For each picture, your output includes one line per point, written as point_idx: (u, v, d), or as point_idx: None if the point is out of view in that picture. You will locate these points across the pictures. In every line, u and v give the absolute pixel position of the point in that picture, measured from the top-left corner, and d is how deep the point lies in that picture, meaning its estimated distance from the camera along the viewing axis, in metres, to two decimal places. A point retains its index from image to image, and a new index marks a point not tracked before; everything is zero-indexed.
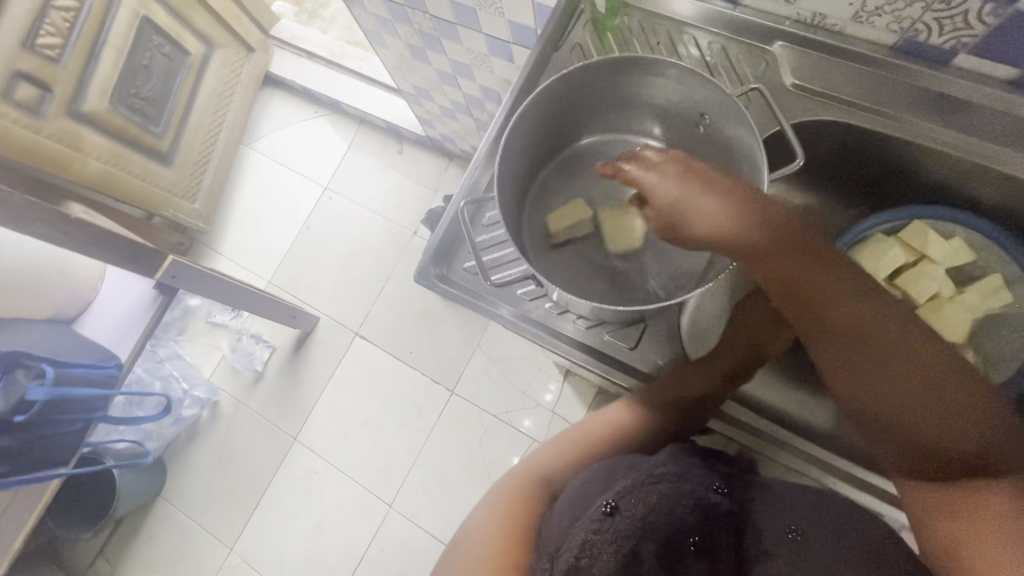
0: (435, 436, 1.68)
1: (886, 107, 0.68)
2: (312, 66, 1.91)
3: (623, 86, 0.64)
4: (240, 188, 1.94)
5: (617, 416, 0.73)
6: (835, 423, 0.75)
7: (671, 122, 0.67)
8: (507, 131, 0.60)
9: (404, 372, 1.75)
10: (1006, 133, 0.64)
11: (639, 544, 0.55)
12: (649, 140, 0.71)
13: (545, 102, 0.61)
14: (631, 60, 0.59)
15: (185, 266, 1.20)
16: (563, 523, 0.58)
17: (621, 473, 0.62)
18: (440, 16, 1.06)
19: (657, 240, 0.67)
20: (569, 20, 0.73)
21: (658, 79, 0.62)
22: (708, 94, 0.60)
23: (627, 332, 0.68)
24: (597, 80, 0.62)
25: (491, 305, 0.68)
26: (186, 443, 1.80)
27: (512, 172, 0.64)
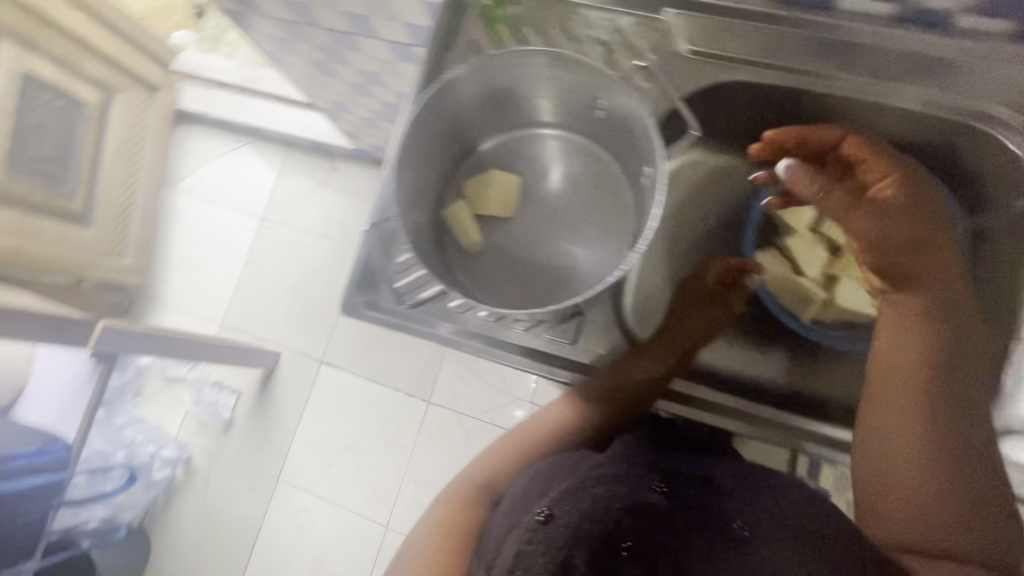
0: (418, 449, 1.66)
1: (779, 58, 0.67)
2: (225, 96, 1.81)
3: (508, 81, 0.61)
4: (172, 234, 1.84)
5: (562, 413, 0.72)
6: (786, 374, 0.76)
7: (568, 107, 0.63)
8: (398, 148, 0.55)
9: (377, 392, 1.71)
10: (898, 68, 0.65)
11: (570, 553, 0.52)
12: (545, 129, 0.68)
13: (424, 122, 0.56)
14: (511, 56, 0.56)
15: (120, 330, 1.14)
16: (499, 531, 0.56)
17: (560, 477, 0.60)
18: (334, 29, 1.02)
19: (576, 231, 0.65)
20: (457, 17, 0.71)
21: (540, 68, 0.58)
22: (592, 76, 0.57)
23: (566, 327, 0.69)
24: (476, 82, 0.58)
25: (428, 327, 0.67)
26: (164, 508, 1.71)
27: (414, 187, 0.60)
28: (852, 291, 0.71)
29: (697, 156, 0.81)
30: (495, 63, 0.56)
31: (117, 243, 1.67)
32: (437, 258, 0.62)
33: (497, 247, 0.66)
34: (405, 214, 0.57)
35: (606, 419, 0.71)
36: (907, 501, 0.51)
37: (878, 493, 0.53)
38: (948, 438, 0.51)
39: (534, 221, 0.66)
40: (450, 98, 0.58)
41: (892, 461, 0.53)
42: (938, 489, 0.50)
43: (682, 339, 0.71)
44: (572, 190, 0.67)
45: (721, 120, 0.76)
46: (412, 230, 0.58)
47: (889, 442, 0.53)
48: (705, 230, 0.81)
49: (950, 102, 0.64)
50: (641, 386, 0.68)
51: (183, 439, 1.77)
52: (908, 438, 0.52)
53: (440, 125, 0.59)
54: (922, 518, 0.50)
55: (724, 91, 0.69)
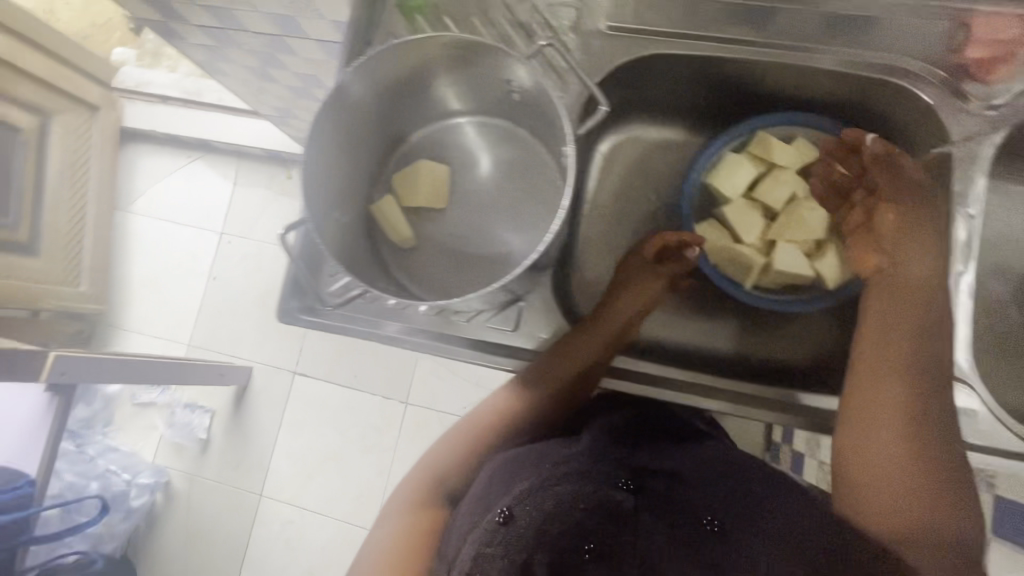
0: (400, 450, 1.62)
1: (701, 30, 0.67)
2: (170, 111, 1.74)
3: (411, 73, 0.58)
4: (128, 255, 1.79)
5: (508, 400, 0.68)
6: (736, 341, 0.78)
7: (481, 92, 0.62)
8: (304, 156, 0.52)
9: (354, 398, 1.66)
10: (817, 29, 0.65)
11: (531, 556, 0.52)
12: (458, 116, 0.66)
13: (329, 126, 0.54)
14: (403, 48, 0.53)
15: (74, 359, 1.11)
16: (459, 531, 0.56)
17: (524, 471, 0.58)
18: (264, 32, 1.00)
19: (510, 216, 0.64)
20: (374, 10, 0.70)
21: (445, 56, 0.56)
22: (500, 60, 0.55)
23: (506, 316, 0.69)
24: (380, 77, 0.55)
25: (369, 328, 0.66)
26: (148, 535, 1.67)
27: (333, 192, 0.57)
28: (789, 255, 0.70)
29: (635, 133, 0.81)
30: (395, 55, 0.54)
31: (70, 271, 1.62)
32: (366, 261, 0.61)
33: (433, 240, 0.65)
34: (323, 223, 0.55)
35: (553, 403, 0.68)
36: (879, 480, 0.52)
37: (858, 483, 0.53)
38: (927, 421, 0.52)
39: (462, 212, 0.65)
40: (355, 97, 0.55)
41: (878, 452, 0.52)
42: (910, 473, 0.51)
43: (627, 315, 0.70)
44: (498, 177, 0.66)
45: (651, 95, 0.76)
46: (332, 237, 0.56)
47: (872, 433, 0.53)
48: (646, 206, 0.81)
49: (866, 58, 0.64)
50: (586, 367, 0.67)
51: (160, 464, 1.70)
52: (893, 425, 0.52)
53: (350, 125, 0.57)
54: (892, 503, 0.51)
55: (646, 65, 0.69)
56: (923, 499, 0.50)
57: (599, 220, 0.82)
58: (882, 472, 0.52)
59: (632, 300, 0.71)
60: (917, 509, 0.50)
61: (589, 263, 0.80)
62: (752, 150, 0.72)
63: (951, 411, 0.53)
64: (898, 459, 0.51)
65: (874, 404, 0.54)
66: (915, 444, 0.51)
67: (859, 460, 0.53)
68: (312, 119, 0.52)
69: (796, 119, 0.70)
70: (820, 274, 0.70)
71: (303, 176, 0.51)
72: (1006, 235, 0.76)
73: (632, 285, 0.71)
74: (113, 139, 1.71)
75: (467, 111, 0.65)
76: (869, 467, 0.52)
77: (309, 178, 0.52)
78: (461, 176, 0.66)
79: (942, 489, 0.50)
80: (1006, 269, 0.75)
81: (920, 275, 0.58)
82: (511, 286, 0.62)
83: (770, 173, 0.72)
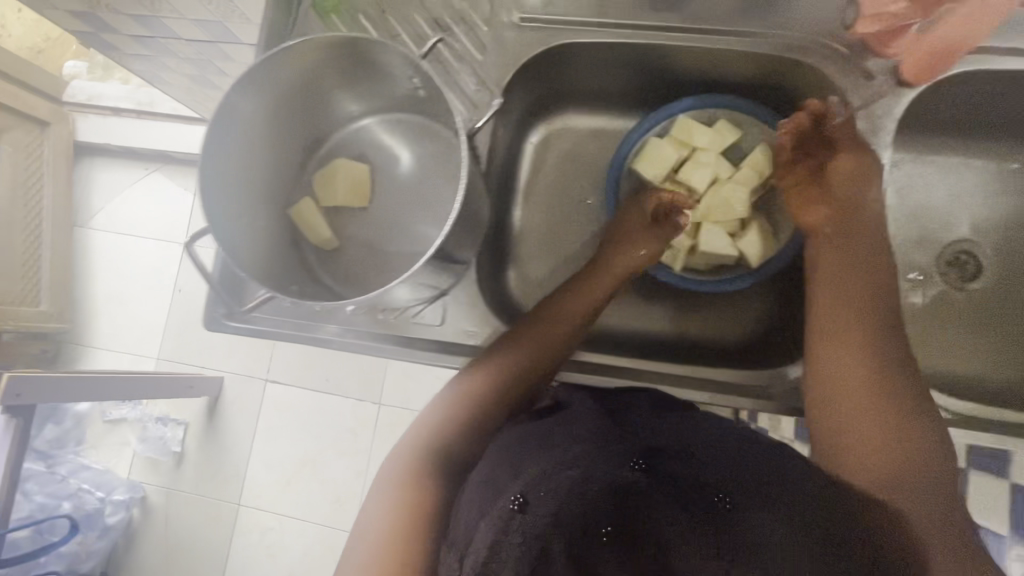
0: (376, 451, 1.57)
1: (611, 16, 0.67)
2: (125, 124, 1.65)
3: (305, 81, 0.57)
4: (92, 273, 1.71)
5: (475, 386, 0.62)
6: (672, 323, 0.80)
7: (382, 92, 0.62)
8: (205, 171, 0.51)
9: (327, 402, 1.60)
10: (726, 11, 0.65)
11: (548, 542, 0.46)
12: (358, 118, 0.65)
13: (226, 143, 0.53)
14: (286, 55, 0.52)
15: (29, 379, 1.09)
16: (464, 515, 0.51)
17: (528, 455, 0.54)
18: (196, 39, 0.99)
19: (428, 211, 0.64)
20: (289, 13, 0.69)
21: (338, 61, 0.56)
22: (392, 59, 0.55)
23: (434, 310, 0.67)
24: (273, 88, 0.55)
25: (301, 333, 0.66)
26: (127, 552, 1.61)
27: (242, 202, 0.57)
28: (715, 237, 0.71)
29: (565, 120, 0.82)
30: (282, 64, 0.53)
31: (29, 290, 1.57)
32: (287, 271, 0.61)
33: (356, 238, 0.65)
34: (234, 236, 0.54)
35: (519, 387, 0.63)
36: (859, 431, 0.53)
37: (843, 439, 0.54)
38: (886, 368, 0.55)
39: (380, 212, 0.65)
40: (251, 111, 0.55)
41: (862, 420, 0.53)
42: (885, 418, 0.53)
43: (586, 299, 0.69)
44: (415, 173, 0.65)
45: (576, 82, 0.76)
46: (246, 247, 0.56)
47: (845, 391, 0.55)
48: (580, 193, 0.82)
49: (775, 38, 0.65)
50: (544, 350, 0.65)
51: (135, 480, 1.64)
52: (856, 377, 0.55)
53: (250, 138, 0.56)
54: (878, 450, 0.51)
55: (560, 54, 0.70)
56: (910, 447, 0.51)
57: (535, 209, 0.82)
58: (861, 421, 0.53)
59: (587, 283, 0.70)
60: (903, 452, 0.51)
61: (527, 255, 0.81)
62: (676, 136, 0.73)
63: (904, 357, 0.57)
64: (870, 407, 0.53)
65: (837, 360, 0.57)
66: (881, 392, 0.54)
67: (840, 432, 0.54)
68: (207, 134, 0.51)
69: (712, 102, 0.71)
70: (744, 253, 0.71)
71: (203, 192, 0.51)
72: (926, 202, 0.78)
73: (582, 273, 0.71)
74: (66, 153, 1.65)
75: (364, 113, 0.65)
76: (847, 420, 0.54)
77: (209, 198, 0.52)
78: (375, 176, 0.66)
79: (917, 431, 0.52)
80: (928, 236, 0.77)
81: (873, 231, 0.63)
82: (433, 282, 0.62)
83: (691, 157, 0.73)
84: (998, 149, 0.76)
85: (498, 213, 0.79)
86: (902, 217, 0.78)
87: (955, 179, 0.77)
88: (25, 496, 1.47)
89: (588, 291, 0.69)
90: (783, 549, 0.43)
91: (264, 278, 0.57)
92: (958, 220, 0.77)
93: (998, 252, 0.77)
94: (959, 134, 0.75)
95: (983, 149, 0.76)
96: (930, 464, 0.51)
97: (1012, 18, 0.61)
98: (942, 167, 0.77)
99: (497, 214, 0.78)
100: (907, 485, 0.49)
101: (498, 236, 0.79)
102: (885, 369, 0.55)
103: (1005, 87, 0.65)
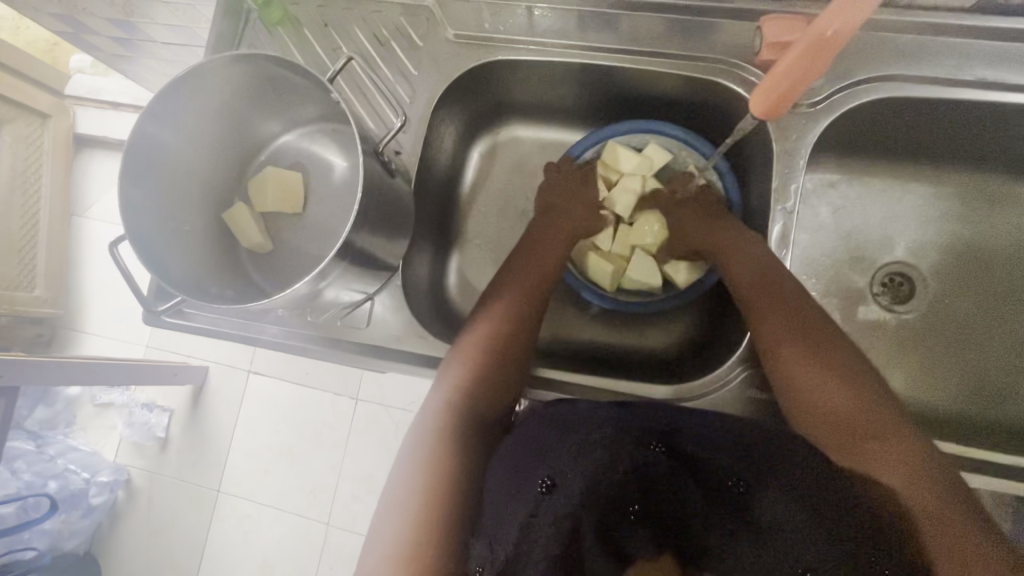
0: (351, 445, 1.44)
1: (542, 32, 0.69)
2: (125, 119, 1.59)
3: (224, 102, 0.61)
4: (87, 261, 1.62)
5: (467, 363, 0.63)
6: (607, 333, 0.82)
7: (298, 111, 0.66)
8: (126, 188, 0.55)
9: (307, 395, 1.47)
10: (651, 33, 0.67)
11: (577, 521, 0.48)
12: (281, 135, 0.69)
13: (148, 170, 0.57)
14: (197, 77, 0.55)
15: (12, 362, 1.05)
16: (497, 504, 0.53)
17: (553, 439, 0.55)
18: (169, 41, 1.04)
19: (346, 217, 0.67)
20: (238, 23, 0.72)
21: (252, 84, 0.59)
22: (297, 81, 0.59)
23: (356, 317, 0.69)
24: (189, 112, 0.58)
25: (241, 333, 0.69)
26: (111, 530, 1.52)
27: (166, 213, 0.60)
28: (641, 264, 0.75)
29: (510, 133, 0.84)
30: (198, 88, 0.56)
31: (24, 276, 1.50)
32: (218, 276, 0.63)
33: (290, 242, 0.68)
34: (158, 244, 0.58)
35: (501, 373, 0.63)
36: (827, 412, 0.55)
37: (816, 420, 0.55)
38: (823, 347, 0.57)
39: (306, 221, 0.68)
40: (169, 132, 0.58)
41: (826, 392, 0.55)
42: (844, 393, 0.54)
43: (536, 279, 0.69)
44: (337, 183, 0.69)
45: (517, 96, 0.78)
46: (172, 253, 0.59)
47: (806, 381, 0.56)
48: (523, 202, 0.84)
49: (695, 60, 0.66)
50: (522, 328, 0.66)
51: (121, 462, 1.56)
52: (807, 368, 0.56)
53: (174, 163, 0.61)
54: (849, 423, 0.54)
55: (494, 69, 0.72)
56: (872, 408, 0.54)
57: (480, 217, 0.84)
58: (824, 403, 0.55)
59: (543, 261, 0.71)
60: (870, 416, 0.53)
61: (470, 260, 0.83)
62: (604, 161, 0.75)
63: (832, 327, 0.59)
64: (829, 387, 0.55)
65: (785, 357, 0.57)
66: (830, 369, 0.56)
67: (814, 418, 0.55)
68: (127, 153, 0.54)
69: (641, 126, 0.73)
70: (672, 276, 0.74)
71: (121, 205, 0.54)
72: (863, 224, 0.78)
73: (535, 250, 0.72)
74: (68, 145, 1.59)
75: (286, 130, 0.68)
76: (813, 406, 0.55)
77: (133, 216, 0.55)
78: (306, 185, 0.69)
79: (872, 392, 0.54)
80: (866, 256, 0.78)
81: (756, 253, 0.64)
82: (360, 287, 0.64)
83: (620, 184, 0.75)
84: (933, 174, 0.76)
85: (439, 221, 0.81)
86: (839, 238, 0.78)
87: (891, 202, 0.78)
88: (12, 473, 1.40)
89: (531, 281, 0.69)
90: (789, 529, 0.47)
91: (193, 282, 0.60)
92: (895, 243, 0.78)
93: (934, 275, 0.77)
94: (892, 158, 0.76)
95: (918, 173, 0.77)
96: (894, 417, 0.53)
97: (930, 47, 0.62)
98: (878, 189, 0.78)
99: (438, 224, 0.80)
100: (885, 445, 0.52)
101: (439, 241, 0.81)
102: (826, 348, 0.57)
103: (927, 114, 0.66)
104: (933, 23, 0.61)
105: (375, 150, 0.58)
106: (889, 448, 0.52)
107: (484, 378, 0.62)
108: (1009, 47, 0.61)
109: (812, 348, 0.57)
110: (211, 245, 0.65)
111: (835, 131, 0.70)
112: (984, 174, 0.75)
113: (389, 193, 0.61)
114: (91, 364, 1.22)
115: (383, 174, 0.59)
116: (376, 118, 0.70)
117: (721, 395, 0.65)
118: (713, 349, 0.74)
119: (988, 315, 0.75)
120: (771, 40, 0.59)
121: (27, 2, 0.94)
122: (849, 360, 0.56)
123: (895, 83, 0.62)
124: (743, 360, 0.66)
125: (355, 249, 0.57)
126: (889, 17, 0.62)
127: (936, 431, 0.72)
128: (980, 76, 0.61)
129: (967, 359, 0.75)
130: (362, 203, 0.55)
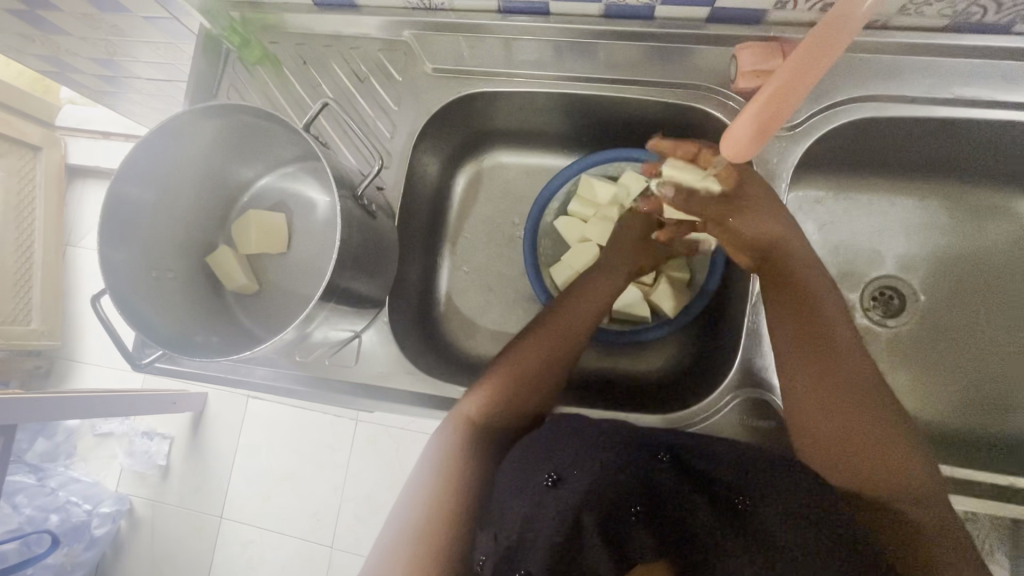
0: (352, 466, 1.43)
1: (519, 67, 0.69)
2: (116, 148, 1.58)
3: (194, 155, 0.60)
4: (82, 291, 1.60)
5: (498, 387, 0.60)
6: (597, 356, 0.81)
7: (274, 154, 0.66)
8: (111, 253, 0.56)
9: (307, 418, 1.47)
10: (629, 60, 0.66)
11: (580, 514, 0.48)
12: (259, 178, 0.69)
13: (127, 229, 0.58)
14: (161, 133, 0.54)
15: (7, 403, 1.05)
16: (504, 495, 0.53)
17: (568, 441, 0.54)
18: (149, 73, 1.03)
19: (325, 256, 0.67)
20: (218, 64, 0.73)
21: (222, 134, 0.59)
22: (271, 127, 0.59)
23: (345, 352, 0.69)
24: (159, 173, 0.59)
25: (229, 376, 0.69)
26: (115, 560, 1.51)
27: (145, 264, 0.60)
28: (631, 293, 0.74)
29: (495, 159, 0.83)
30: (161, 149, 0.56)
31: (21, 309, 1.48)
32: (202, 323, 0.63)
33: (275, 283, 0.68)
34: (145, 302, 0.58)
35: (528, 400, 0.62)
36: (843, 437, 0.52)
37: (827, 447, 0.53)
38: (838, 359, 0.54)
39: (291, 259, 0.68)
40: (142, 193, 0.58)
41: (839, 414, 0.53)
42: (857, 411, 0.52)
43: (580, 315, 0.64)
44: (318, 220, 0.69)
45: (497, 123, 0.78)
46: (159, 307, 0.60)
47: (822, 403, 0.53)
48: (510, 227, 0.83)
49: (673, 85, 0.66)
50: (552, 363, 0.62)
51: (123, 492, 1.54)
52: (820, 387, 0.54)
53: (152, 214, 0.61)
54: (866, 443, 0.52)
55: (472, 100, 0.72)
56: (883, 426, 0.52)
57: (468, 243, 0.83)
58: (839, 426, 0.53)
59: (601, 305, 0.66)
60: (881, 434, 0.52)
61: (460, 287, 0.82)
62: (580, 195, 0.75)
63: (848, 331, 0.56)
64: (844, 407, 0.53)
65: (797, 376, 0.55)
66: (843, 387, 0.53)
67: (823, 444, 0.53)
68: (105, 217, 0.55)
69: (616, 155, 0.72)
70: (659, 305, 0.73)
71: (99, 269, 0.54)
72: (850, 238, 0.78)
73: (593, 286, 0.66)
74: (60, 177, 1.58)
75: (262, 172, 0.68)
76: (830, 429, 0.53)
77: (112, 273, 0.55)
78: (290, 222, 0.69)
79: (882, 409, 0.53)
80: (855, 271, 0.78)
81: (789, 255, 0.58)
82: (347, 325, 0.64)
83: (597, 219, 0.75)
84: (920, 188, 0.76)
85: (425, 251, 0.80)
86: (828, 253, 0.78)
87: (879, 216, 0.78)
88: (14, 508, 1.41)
89: (583, 308, 0.65)
90: (793, 539, 0.45)
91: (177, 333, 0.59)
92: (885, 257, 0.77)
93: (924, 287, 0.76)
94: (877, 174, 0.76)
95: (905, 186, 0.76)
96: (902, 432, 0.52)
97: (910, 65, 0.61)
98: (865, 205, 0.78)
99: (426, 255, 0.80)
100: (896, 463, 0.51)
101: (427, 270, 0.81)
102: (842, 362, 0.54)
103: (908, 132, 0.65)
104: (914, 43, 0.61)
105: (353, 190, 0.57)
106: (899, 465, 0.51)
107: (512, 402, 0.61)
108: (987, 66, 0.60)
109: (825, 363, 0.54)
110: (200, 294, 0.65)
111: (818, 150, 0.70)
112: (969, 186, 0.75)
113: (371, 233, 0.61)
114: (93, 399, 1.22)
115: (364, 217, 0.59)
116: (356, 154, 0.70)
117: (712, 424, 0.64)
118: (708, 369, 0.73)
119: (982, 325, 0.75)
120: (746, 68, 0.60)
121: (10, 45, 0.94)
122: (863, 373, 0.54)
123: (875, 103, 0.63)
124: (732, 386, 0.65)
125: (339, 292, 0.57)
126: (868, 38, 0.61)
127: (935, 446, 0.72)
128: (958, 95, 0.61)
129: (971, 370, 0.74)
130: (342, 247, 0.55)
